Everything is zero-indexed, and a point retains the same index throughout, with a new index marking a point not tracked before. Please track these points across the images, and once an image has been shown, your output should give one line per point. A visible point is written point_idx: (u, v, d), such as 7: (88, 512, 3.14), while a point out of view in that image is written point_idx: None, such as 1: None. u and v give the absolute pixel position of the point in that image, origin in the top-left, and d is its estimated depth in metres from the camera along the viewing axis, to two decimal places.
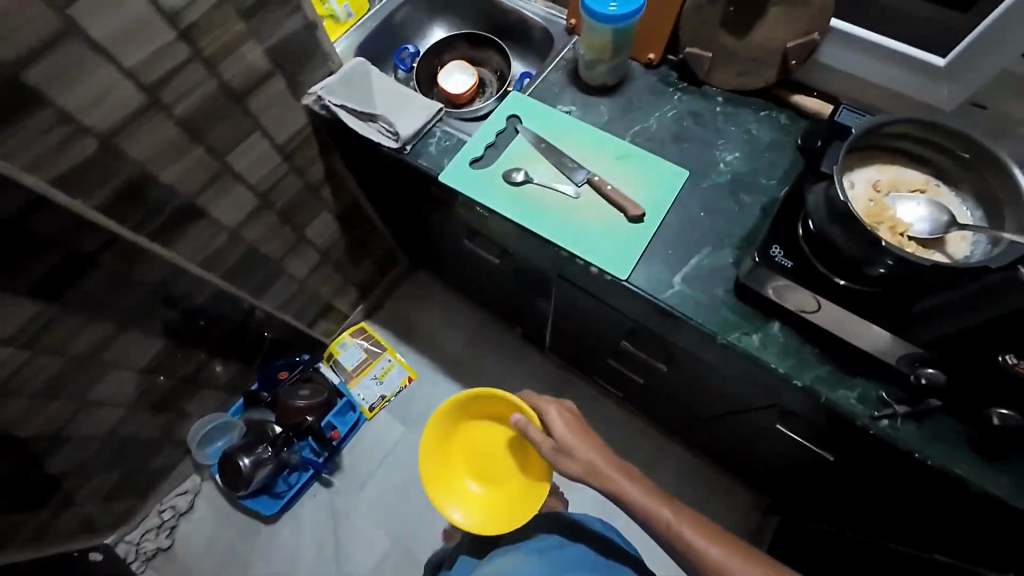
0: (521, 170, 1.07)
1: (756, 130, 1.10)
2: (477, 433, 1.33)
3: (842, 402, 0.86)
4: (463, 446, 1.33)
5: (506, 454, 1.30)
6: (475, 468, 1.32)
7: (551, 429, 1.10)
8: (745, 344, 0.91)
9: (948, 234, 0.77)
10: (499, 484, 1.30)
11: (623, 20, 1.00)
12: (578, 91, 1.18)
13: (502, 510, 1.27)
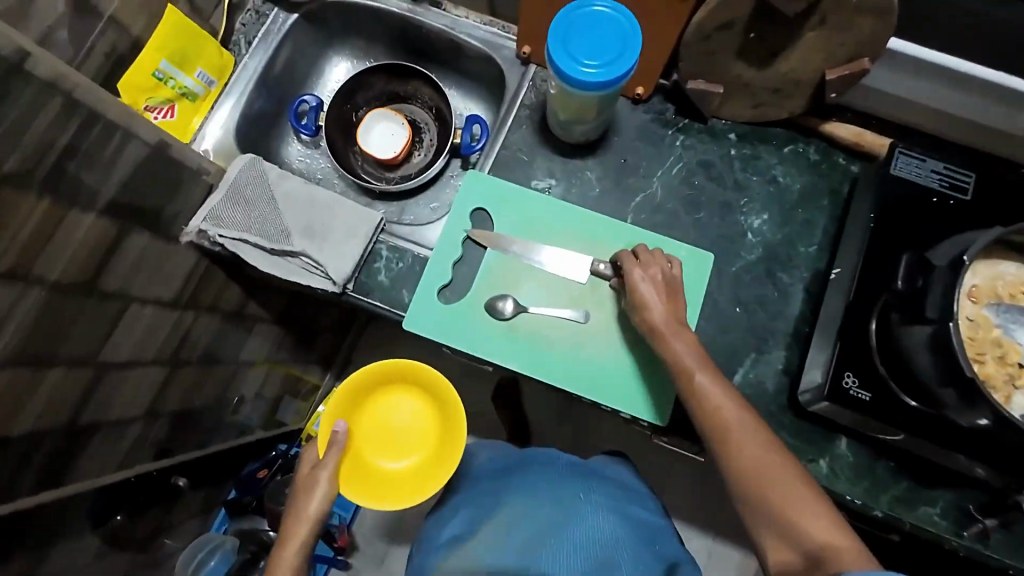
0: (509, 297, 0.82)
1: (783, 177, 0.89)
2: (381, 411, 0.95)
3: (925, 522, 0.77)
4: (363, 438, 0.94)
5: (422, 418, 0.95)
6: (381, 435, 0.94)
7: (640, 293, 0.73)
8: (814, 475, 0.78)
9: None
10: (413, 449, 0.94)
11: (603, 86, 0.69)
12: (554, 155, 0.90)
13: (421, 477, 0.91)
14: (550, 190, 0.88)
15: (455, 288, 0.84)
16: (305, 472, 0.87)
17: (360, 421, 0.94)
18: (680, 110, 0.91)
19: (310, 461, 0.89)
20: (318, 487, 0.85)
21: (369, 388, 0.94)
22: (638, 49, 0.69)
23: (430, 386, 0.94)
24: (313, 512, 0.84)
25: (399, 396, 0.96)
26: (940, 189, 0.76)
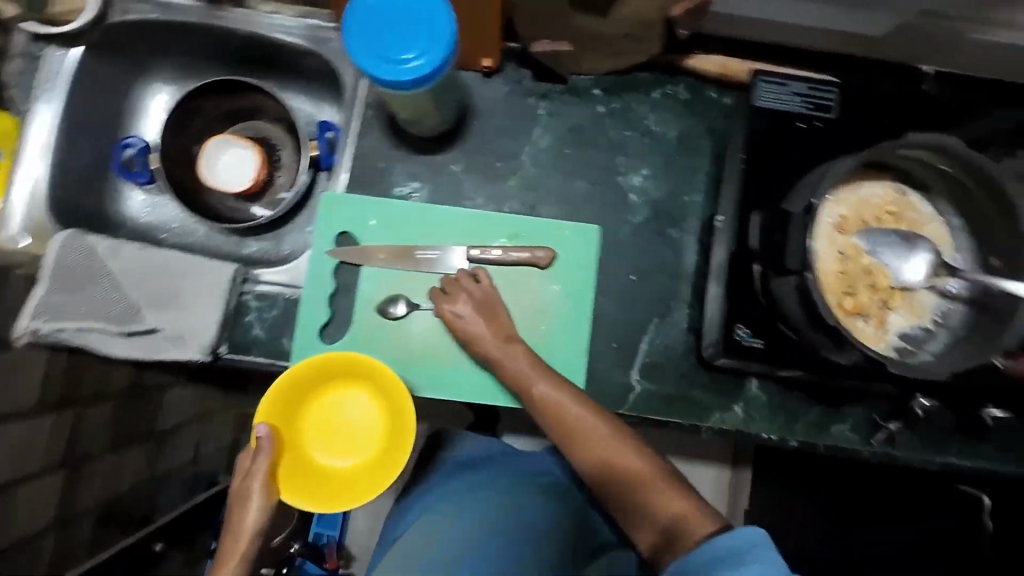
0: (399, 300, 0.77)
1: (657, 125, 0.84)
2: (332, 404, 0.75)
3: (840, 439, 0.80)
4: (310, 436, 0.74)
5: (378, 413, 0.74)
6: (327, 433, 0.74)
7: (461, 325, 0.73)
8: (731, 422, 0.80)
9: (920, 289, 0.64)
10: (370, 448, 0.73)
11: (430, 79, 0.62)
12: (413, 154, 0.82)
13: (372, 477, 0.70)
14: (416, 194, 0.81)
15: (338, 320, 0.79)
16: (237, 484, 0.70)
17: (303, 419, 0.74)
18: (538, 75, 0.83)
19: (241, 470, 0.71)
20: (250, 498, 0.68)
21: (310, 381, 0.73)
22: (447, 35, 0.61)
23: (381, 379, 0.71)
24: (250, 526, 0.69)
25: (354, 387, 0.75)
26: (804, 112, 0.73)
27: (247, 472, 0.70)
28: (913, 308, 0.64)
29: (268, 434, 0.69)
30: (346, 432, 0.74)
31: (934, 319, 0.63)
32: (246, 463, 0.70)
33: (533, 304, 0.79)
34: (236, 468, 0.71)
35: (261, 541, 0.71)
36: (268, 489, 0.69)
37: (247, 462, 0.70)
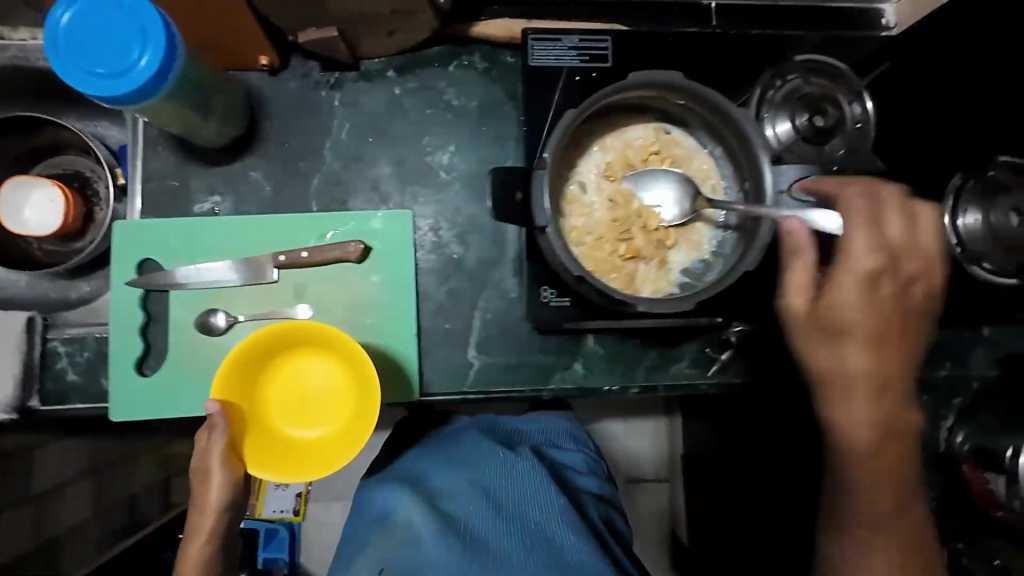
0: (218, 312, 0.75)
1: (457, 99, 0.82)
2: (293, 372, 0.75)
3: (680, 377, 0.82)
4: (270, 406, 0.74)
5: (341, 380, 0.74)
6: (290, 401, 0.74)
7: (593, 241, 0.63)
8: (573, 380, 0.81)
9: (692, 222, 0.65)
10: (334, 415, 0.73)
11: (165, 73, 0.58)
12: (208, 167, 0.79)
13: (333, 446, 0.70)
14: (217, 207, 0.78)
15: (156, 350, 0.76)
16: (198, 461, 0.71)
17: (264, 389, 0.74)
18: (325, 65, 0.80)
19: (200, 448, 0.71)
20: (211, 476, 0.71)
21: (266, 352, 0.72)
22: (160, 41, 0.57)
23: (342, 347, 0.70)
24: (213, 501, 0.72)
25: (315, 356, 0.75)
26: (579, 66, 0.72)
27: (206, 449, 0.70)
28: (691, 242, 0.65)
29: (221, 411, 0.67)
30: (309, 402, 0.74)
31: (711, 249, 0.65)
32: (206, 439, 0.70)
33: (355, 301, 0.78)
34: (195, 446, 0.71)
35: (230, 516, 0.75)
36: (229, 464, 0.71)
37: (205, 438, 0.70)
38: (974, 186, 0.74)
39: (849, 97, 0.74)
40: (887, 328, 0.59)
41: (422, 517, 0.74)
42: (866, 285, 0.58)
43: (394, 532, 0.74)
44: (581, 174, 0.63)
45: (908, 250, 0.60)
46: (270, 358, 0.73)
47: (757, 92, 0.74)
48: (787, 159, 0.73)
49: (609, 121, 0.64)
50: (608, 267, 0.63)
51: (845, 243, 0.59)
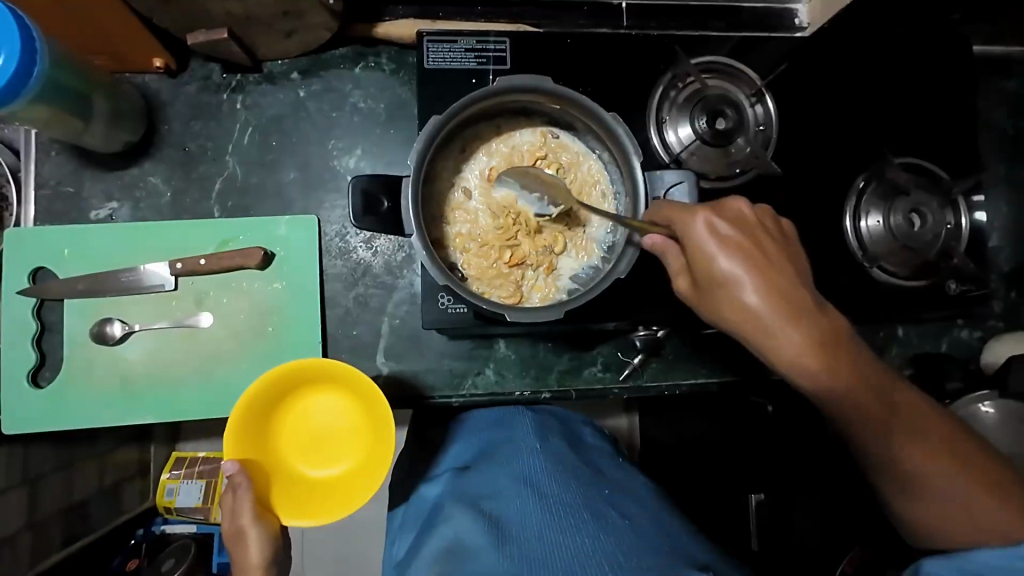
0: (114, 322, 0.74)
1: (364, 102, 0.81)
2: (302, 414, 0.73)
3: (592, 381, 0.82)
4: (290, 452, 0.72)
5: (353, 412, 0.73)
6: (305, 445, 0.72)
7: (482, 251, 0.62)
8: (484, 385, 0.81)
9: (580, 228, 0.64)
10: (352, 449, 0.72)
11: (24, 70, 0.57)
12: (105, 174, 0.77)
13: (359, 480, 0.68)
14: (115, 214, 0.77)
15: (51, 360, 0.75)
16: (229, 527, 0.64)
17: (278, 438, 0.72)
18: (225, 67, 0.78)
19: (227, 512, 0.65)
20: (247, 536, 0.63)
21: (271, 399, 0.70)
22: (15, 41, 0.56)
23: (348, 378, 0.69)
24: (256, 562, 0.63)
25: (322, 392, 0.73)
26: (481, 68, 0.72)
27: (234, 509, 0.64)
28: (580, 247, 0.64)
29: (239, 468, 0.65)
30: (326, 438, 0.73)
31: (600, 255, 0.63)
32: (231, 502, 0.65)
33: (258, 307, 0.77)
34: (221, 512, 0.65)
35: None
36: (261, 519, 0.64)
37: (230, 496, 0.65)
38: (876, 188, 0.75)
39: (750, 97, 0.74)
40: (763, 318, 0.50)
41: (457, 509, 0.63)
42: (718, 285, 0.51)
43: (430, 532, 0.63)
44: (464, 179, 0.62)
45: (736, 223, 0.52)
46: (277, 404, 0.72)
47: (658, 91, 0.74)
48: (689, 161, 0.73)
49: (492, 125, 0.63)
50: (492, 280, 0.62)
51: (670, 258, 0.55)
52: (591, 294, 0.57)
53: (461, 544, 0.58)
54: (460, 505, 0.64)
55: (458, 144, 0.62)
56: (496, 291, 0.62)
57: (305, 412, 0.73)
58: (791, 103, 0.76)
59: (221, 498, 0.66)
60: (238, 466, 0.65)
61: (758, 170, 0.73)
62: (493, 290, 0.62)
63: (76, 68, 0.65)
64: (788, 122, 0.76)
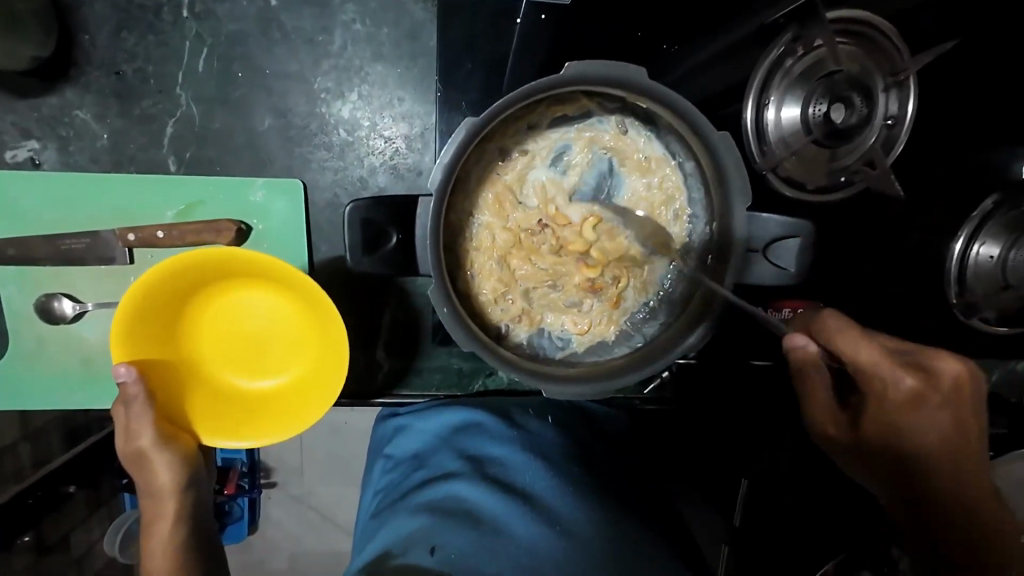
0: (64, 297, 0.61)
1: (360, 23, 0.60)
2: (228, 313, 0.60)
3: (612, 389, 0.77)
4: (215, 355, 0.60)
5: (292, 316, 0.60)
6: (234, 348, 0.61)
7: (510, 282, 0.50)
8: (496, 385, 0.74)
9: (645, 260, 0.51)
10: (296, 358, 0.61)
11: None
12: (14, 100, 0.58)
13: (307, 399, 0.58)
14: (38, 159, 0.59)
15: None
16: (127, 446, 0.56)
17: (197, 339, 0.59)
18: None
19: (121, 425, 0.56)
20: (151, 460, 0.56)
21: (180, 296, 0.56)
22: None
23: (280, 276, 0.55)
24: (165, 485, 0.57)
25: (251, 288, 0.60)
26: None
27: (128, 426, 0.55)
28: (639, 282, 0.51)
29: (135, 378, 0.53)
30: (261, 341, 0.61)
31: (659, 293, 0.51)
32: (126, 418, 0.55)
33: None
34: (117, 429, 0.56)
35: (197, 495, 0.60)
36: (170, 442, 0.56)
37: (125, 411, 0.55)
38: (1005, 214, 0.58)
39: (888, 78, 0.54)
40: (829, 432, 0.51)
41: (460, 465, 0.62)
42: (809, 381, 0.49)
43: (429, 476, 0.63)
44: (497, 186, 0.49)
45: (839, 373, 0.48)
46: (190, 300, 0.58)
47: (770, 58, 0.54)
48: (787, 163, 0.56)
49: (541, 110, 0.46)
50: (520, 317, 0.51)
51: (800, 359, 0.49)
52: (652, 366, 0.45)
53: (465, 506, 0.58)
54: (460, 462, 0.63)
55: (498, 132, 0.45)
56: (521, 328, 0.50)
57: (226, 311, 0.60)
58: (932, 90, 0.58)
59: (114, 407, 0.56)
60: (135, 374, 0.53)
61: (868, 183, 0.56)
62: (523, 329, 0.50)
63: None
64: (920, 114, 0.58)
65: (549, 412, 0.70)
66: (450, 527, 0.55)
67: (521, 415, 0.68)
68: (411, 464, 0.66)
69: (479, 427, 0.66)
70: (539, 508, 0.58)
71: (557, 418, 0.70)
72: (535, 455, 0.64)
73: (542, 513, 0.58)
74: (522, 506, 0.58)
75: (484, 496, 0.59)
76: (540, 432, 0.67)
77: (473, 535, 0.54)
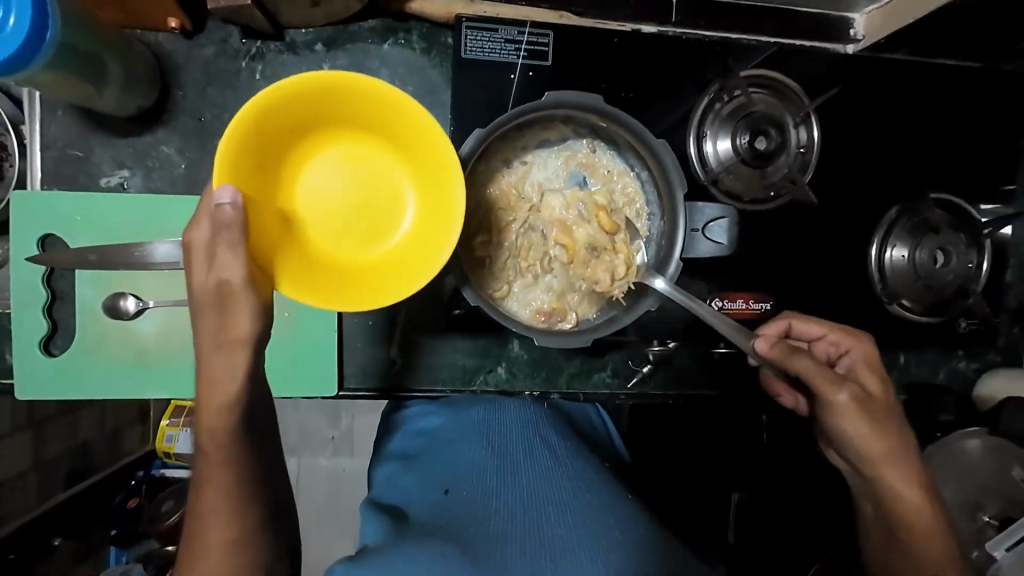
0: (130, 297, 0.73)
1: (391, 82, 0.77)
2: (320, 176, 0.62)
3: (599, 386, 0.80)
4: (310, 210, 0.62)
5: (386, 181, 0.64)
6: (327, 214, 0.62)
7: (575, 207, 0.63)
8: (494, 382, 0.79)
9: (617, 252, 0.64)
10: (388, 224, 0.64)
11: (28, 53, 0.52)
12: (116, 137, 0.74)
13: (414, 258, 0.60)
14: (127, 184, 0.74)
15: (64, 329, 0.74)
16: (209, 281, 0.49)
17: (296, 190, 0.61)
18: (245, 32, 0.74)
19: (200, 258, 0.50)
20: (234, 297, 0.49)
21: (279, 148, 0.58)
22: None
23: (398, 126, 0.58)
24: (244, 333, 0.49)
25: (352, 150, 0.63)
26: (519, 62, 0.71)
27: (212, 255, 0.49)
28: None
29: (235, 200, 0.49)
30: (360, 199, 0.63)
31: None
32: (207, 242, 0.49)
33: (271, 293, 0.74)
34: (194, 264, 0.49)
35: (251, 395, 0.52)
36: (256, 287, 0.50)
37: (208, 237, 0.49)
38: (906, 222, 0.74)
39: (795, 119, 0.72)
40: (855, 418, 0.60)
41: (473, 440, 0.69)
42: (798, 352, 0.61)
43: (440, 450, 0.69)
44: (503, 189, 0.63)
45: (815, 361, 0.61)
46: (287, 160, 0.60)
47: (703, 103, 0.72)
48: (725, 180, 0.71)
49: (532, 136, 0.62)
50: (595, 223, 0.63)
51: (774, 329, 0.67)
52: (669, 280, 0.60)
53: (473, 467, 0.63)
54: (470, 438, 0.69)
55: (500, 152, 0.62)
56: (592, 225, 0.62)
57: (321, 179, 0.62)
58: (835, 127, 0.75)
59: (189, 235, 0.50)
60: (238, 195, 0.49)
61: (792, 195, 0.71)
62: (585, 244, 0.62)
63: (86, 27, 0.59)
64: (827, 146, 0.74)
65: (545, 411, 0.78)
66: (464, 480, 0.60)
67: (515, 410, 0.76)
68: (420, 442, 0.73)
69: (486, 414, 0.75)
70: (540, 467, 0.63)
71: (552, 407, 0.79)
72: (525, 431, 0.72)
73: (544, 471, 0.62)
74: (527, 468, 0.63)
75: (490, 460, 0.64)
76: (540, 423, 0.74)
77: (478, 483, 0.59)
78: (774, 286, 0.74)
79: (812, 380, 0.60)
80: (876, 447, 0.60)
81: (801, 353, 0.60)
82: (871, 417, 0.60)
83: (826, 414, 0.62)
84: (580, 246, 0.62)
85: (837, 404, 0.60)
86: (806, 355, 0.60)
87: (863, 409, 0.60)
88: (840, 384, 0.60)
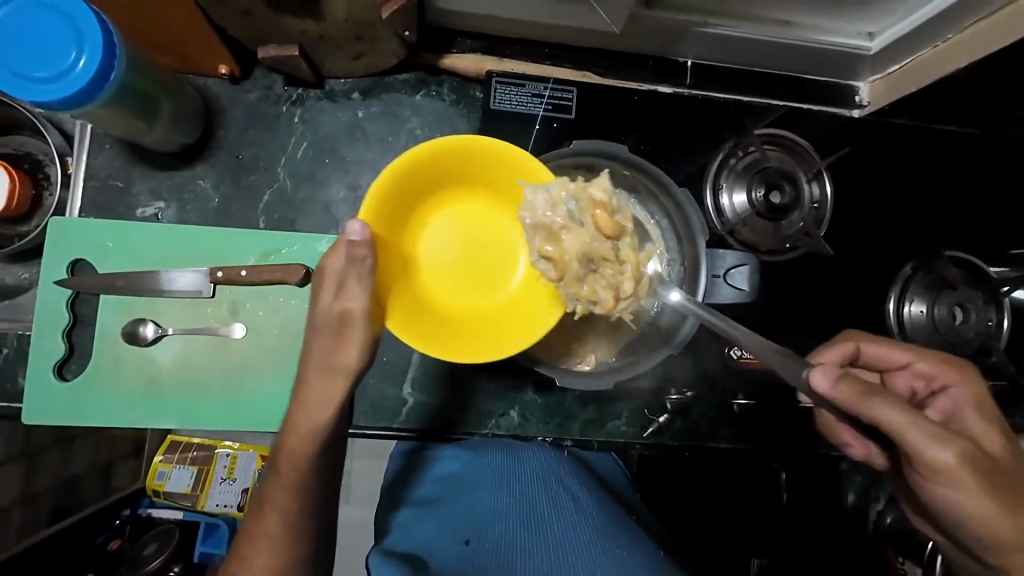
0: (149, 324, 0.73)
1: (420, 130, 0.81)
2: (440, 232, 0.68)
3: (614, 435, 0.78)
4: (427, 259, 0.67)
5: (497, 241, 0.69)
6: (443, 268, 0.67)
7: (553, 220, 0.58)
8: (505, 427, 0.77)
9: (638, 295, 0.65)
10: (497, 280, 0.68)
11: (89, 88, 0.56)
12: (157, 171, 0.77)
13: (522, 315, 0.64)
14: (161, 215, 0.77)
15: (80, 354, 0.74)
16: (331, 307, 0.52)
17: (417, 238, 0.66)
18: (288, 80, 0.79)
19: (329, 282, 0.53)
20: (352, 328, 0.52)
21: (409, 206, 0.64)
22: (97, 42, 0.55)
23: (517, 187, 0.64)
24: (354, 363, 0.52)
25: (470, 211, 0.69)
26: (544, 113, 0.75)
27: (342, 283, 0.52)
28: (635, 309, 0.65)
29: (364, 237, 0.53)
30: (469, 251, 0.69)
31: None
32: (338, 273, 0.52)
33: (290, 324, 0.75)
34: (321, 290, 0.52)
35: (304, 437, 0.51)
36: (370, 318, 0.53)
37: (341, 267, 0.52)
38: (922, 278, 0.75)
39: (808, 175, 0.75)
40: (966, 482, 0.49)
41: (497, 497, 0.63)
42: (880, 391, 0.49)
43: (462, 503, 0.63)
44: None
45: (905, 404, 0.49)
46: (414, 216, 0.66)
47: (718, 158, 0.75)
48: (741, 231, 0.73)
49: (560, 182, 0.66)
50: (591, 226, 0.58)
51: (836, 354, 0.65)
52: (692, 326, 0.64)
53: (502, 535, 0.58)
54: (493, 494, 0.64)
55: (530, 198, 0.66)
56: (590, 230, 0.57)
57: (441, 236, 0.68)
58: (848, 185, 0.77)
59: (323, 260, 0.53)
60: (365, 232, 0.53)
61: (808, 247, 0.73)
62: (580, 254, 0.57)
63: (146, 70, 0.64)
64: (840, 201, 0.77)
65: (567, 459, 0.73)
66: (492, 552, 0.55)
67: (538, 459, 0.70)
68: (439, 487, 0.67)
69: (510, 462, 0.69)
70: (571, 534, 0.58)
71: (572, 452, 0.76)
72: (551, 484, 0.66)
73: (579, 540, 0.57)
74: (560, 537, 0.58)
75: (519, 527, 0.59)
76: (566, 474, 0.69)
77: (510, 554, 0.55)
78: (791, 337, 0.74)
79: (906, 434, 0.48)
80: (983, 512, 0.50)
81: (893, 395, 0.49)
82: (982, 476, 0.49)
83: (918, 473, 0.51)
84: (572, 256, 0.57)
85: (930, 461, 0.49)
86: (887, 395, 0.49)
87: (973, 468, 0.49)
88: (940, 438, 0.48)
